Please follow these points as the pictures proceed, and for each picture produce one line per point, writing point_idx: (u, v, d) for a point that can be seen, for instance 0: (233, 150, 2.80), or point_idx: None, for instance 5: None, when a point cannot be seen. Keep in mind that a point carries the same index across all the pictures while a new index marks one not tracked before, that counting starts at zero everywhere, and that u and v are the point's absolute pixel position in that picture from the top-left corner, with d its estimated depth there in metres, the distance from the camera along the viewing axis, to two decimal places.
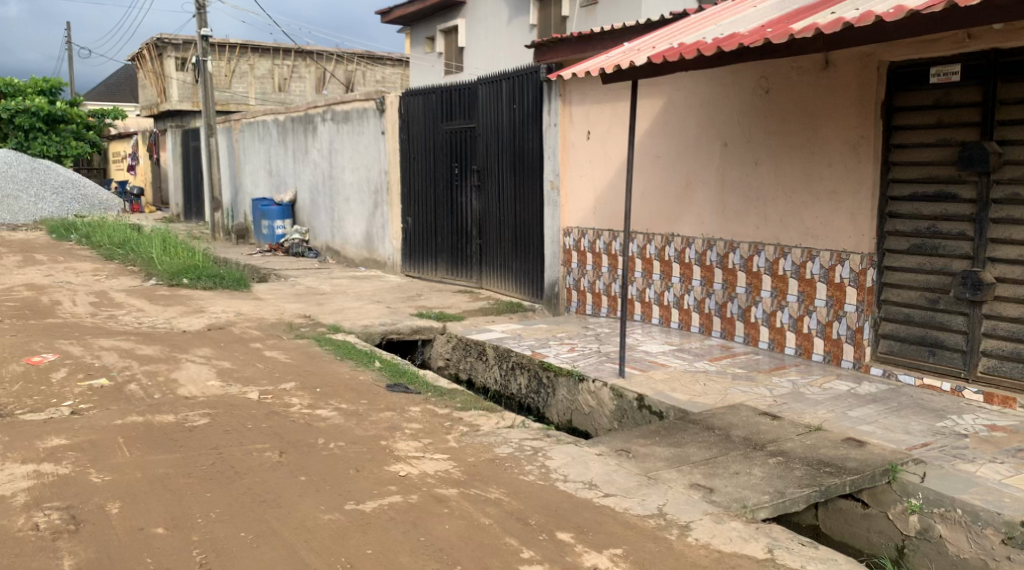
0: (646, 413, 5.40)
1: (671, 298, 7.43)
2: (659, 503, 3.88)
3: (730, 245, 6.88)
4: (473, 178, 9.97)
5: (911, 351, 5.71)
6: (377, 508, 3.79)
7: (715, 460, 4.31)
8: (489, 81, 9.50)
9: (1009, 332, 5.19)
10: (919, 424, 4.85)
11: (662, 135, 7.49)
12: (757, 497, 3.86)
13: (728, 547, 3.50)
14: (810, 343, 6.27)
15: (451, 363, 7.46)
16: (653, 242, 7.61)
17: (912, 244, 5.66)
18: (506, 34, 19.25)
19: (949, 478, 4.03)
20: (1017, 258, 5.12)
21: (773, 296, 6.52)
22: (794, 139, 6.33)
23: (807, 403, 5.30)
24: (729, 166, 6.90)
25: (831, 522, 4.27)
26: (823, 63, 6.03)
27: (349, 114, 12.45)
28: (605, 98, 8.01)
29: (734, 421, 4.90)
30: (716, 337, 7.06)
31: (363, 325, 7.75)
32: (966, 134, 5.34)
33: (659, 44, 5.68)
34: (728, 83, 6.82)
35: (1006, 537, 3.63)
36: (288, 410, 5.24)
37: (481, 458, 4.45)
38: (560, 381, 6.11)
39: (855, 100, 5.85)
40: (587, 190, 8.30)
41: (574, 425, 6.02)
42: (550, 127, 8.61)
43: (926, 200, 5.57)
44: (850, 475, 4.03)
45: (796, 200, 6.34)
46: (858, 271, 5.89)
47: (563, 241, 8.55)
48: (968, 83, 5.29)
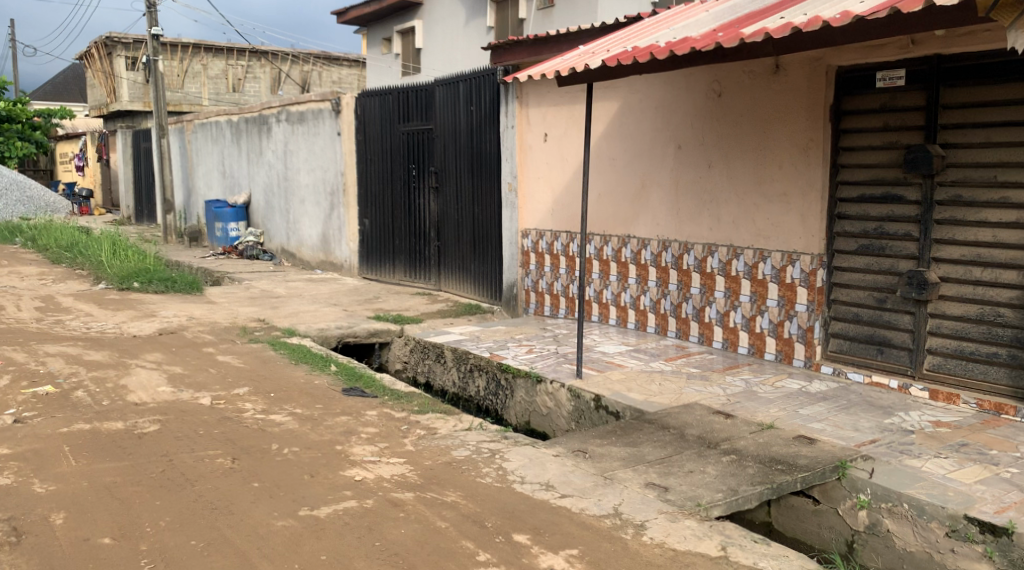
0: (603, 413, 5.44)
1: (628, 298, 7.49)
2: (615, 503, 3.91)
3: (685, 246, 6.96)
4: (430, 180, 9.94)
5: (860, 349, 5.83)
6: (332, 513, 3.77)
7: (670, 459, 4.36)
8: (446, 82, 9.50)
9: (952, 330, 5.32)
10: (867, 421, 4.96)
11: (618, 138, 7.56)
12: (711, 495, 3.91)
13: (681, 545, 3.54)
14: (762, 342, 6.38)
15: (408, 366, 7.43)
16: (610, 243, 7.67)
17: (860, 245, 5.78)
18: (463, 36, 19.24)
19: (896, 474, 4.12)
20: (960, 258, 5.25)
21: (726, 296, 6.62)
22: (746, 142, 6.43)
23: (759, 402, 5.38)
24: (683, 168, 6.98)
25: (784, 519, 4.35)
26: (773, 67, 6.14)
27: (305, 114, 12.34)
28: (561, 100, 8.05)
29: (688, 420, 4.96)
30: (672, 337, 7.14)
31: (319, 328, 7.69)
32: (911, 138, 5.46)
33: (614, 48, 5.73)
34: (682, 87, 6.91)
35: (950, 530, 3.73)
36: (241, 416, 5.18)
37: (437, 461, 4.45)
38: (518, 382, 6.14)
39: (804, 103, 5.96)
40: (545, 191, 8.33)
41: (533, 427, 6.04)
42: (507, 129, 8.63)
43: (873, 202, 5.69)
44: (801, 472, 4.11)
45: (749, 202, 6.44)
46: (808, 271, 6.03)
47: (521, 242, 8.58)
48: (912, 88, 5.41)
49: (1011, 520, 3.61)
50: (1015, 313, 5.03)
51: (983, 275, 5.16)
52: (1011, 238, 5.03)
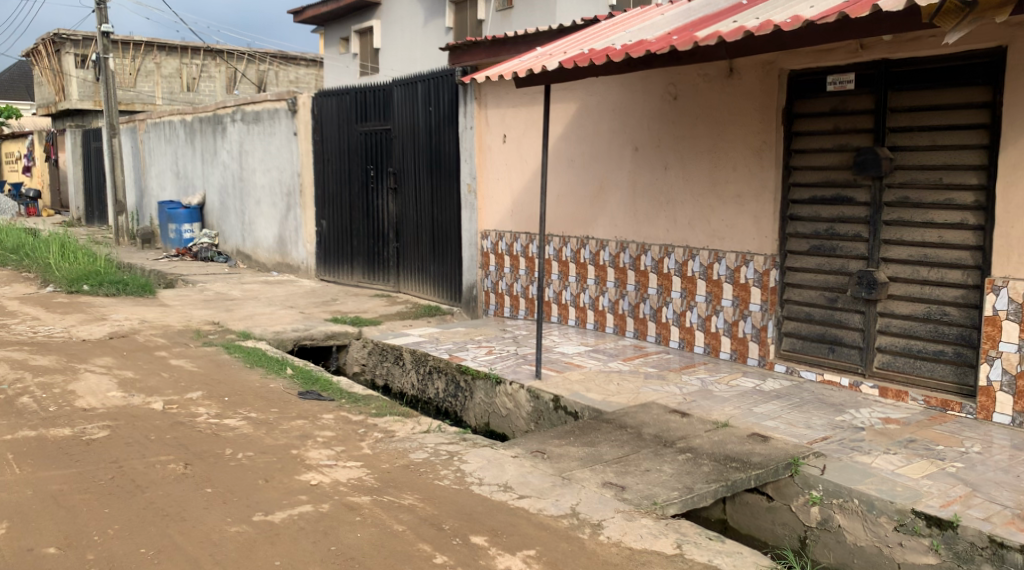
0: (562, 413, 5.47)
1: (587, 299, 7.54)
2: (572, 503, 3.94)
3: (642, 247, 7.02)
4: (388, 180, 9.89)
5: (813, 348, 5.94)
6: (287, 518, 3.74)
7: (627, 458, 4.40)
8: (404, 82, 9.47)
9: (901, 329, 5.44)
10: (820, 418, 5.06)
11: (577, 139, 7.61)
12: (667, 494, 3.95)
13: (638, 544, 3.58)
14: (717, 341, 6.47)
15: (367, 369, 7.39)
16: (569, 245, 7.71)
17: (812, 245, 5.89)
18: (421, 36, 19.19)
19: (847, 470, 4.20)
20: (907, 258, 5.36)
21: (682, 296, 6.69)
22: (701, 145, 6.51)
23: (715, 400, 5.45)
24: (640, 170, 7.04)
25: (739, 516, 4.46)
26: (727, 70, 6.22)
27: (260, 114, 12.21)
28: (520, 101, 8.08)
29: (645, 419, 5.01)
30: (630, 337, 7.19)
31: (275, 331, 7.62)
32: (861, 140, 5.58)
33: (570, 50, 5.76)
34: (639, 89, 6.97)
35: (898, 524, 3.81)
36: (194, 420, 5.11)
37: (395, 464, 4.43)
38: (477, 384, 6.14)
39: (758, 106, 6.06)
40: (504, 192, 8.35)
41: (491, 428, 6.06)
42: (466, 130, 8.63)
43: (825, 204, 5.80)
44: (755, 469, 4.17)
45: (704, 203, 6.52)
46: (762, 272, 6.13)
47: (480, 244, 8.58)
48: (861, 92, 5.53)
49: (956, 514, 3.70)
50: (961, 311, 5.15)
51: (930, 275, 5.28)
52: (956, 238, 5.14)
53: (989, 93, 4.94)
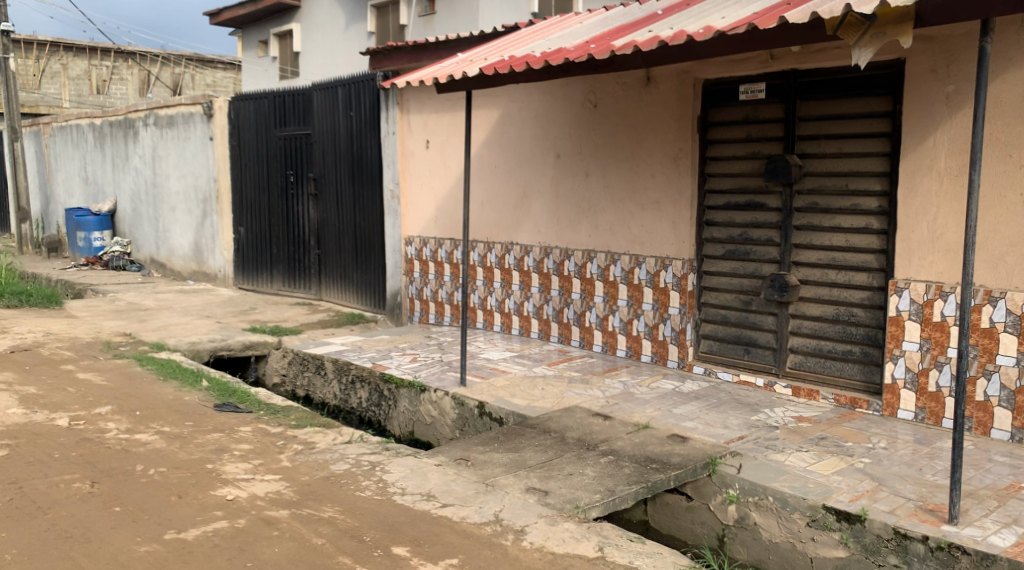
0: (486, 420, 5.47)
1: (512, 304, 7.58)
2: (495, 509, 3.94)
3: (566, 253, 7.10)
4: (309, 186, 9.75)
5: (729, 350, 6.09)
6: (201, 535, 3.65)
7: (550, 463, 4.43)
8: (324, 87, 9.36)
9: (812, 330, 5.62)
10: (736, 418, 5.19)
11: (499, 146, 7.64)
12: (589, 497, 4.00)
13: (559, 548, 3.60)
14: (639, 344, 6.57)
15: (287, 380, 7.27)
16: (493, 250, 7.73)
17: (727, 250, 6.05)
18: (343, 41, 19.01)
19: (761, 468, 4.32)
20: (817, 261, 5.56)
21: (605, 301, 6.78)
22: (621, 151, 6.61)
23: (636, 403, 5.54)
24: (562, 177, 7.11)
25: (660, 516, 4.56)
26: (645, 79, 6.35)
27: (174, 118, 11.89)
28: (442, 107, 8.07)
29: (568, 423, 5.05)
30: (554, 341, 7.25)
31: (190, 342, 7.42)
32: (771, 148, 5.75)
33: (491, 56, 5.77)
34: (560, 96, 7.05)
35: (810, 520, 3.93)
36: (102, 436, 4.94)
37: (315, 476, 4.37)
38: (401, 392, 6.10)
39: (674, 115, 6.20)
40: (427, 199, 8.33)
41: (416, 437, 6.03)
42: (388, 135, 8.57)
43: (738, 209, 5.96)
44: (674, 469, 4.26)
45: (624, 209, 6.62)
46: (680, 276, 6.25)
47: (405, 250, 8.54)
48: (772, 101, 5.70)
49: (864, 508, 3.84)
50: (867, 312, 5.35)
51: (838, 277, 5.47)
52: (862, 242, 5.35)
53: (889, 103, 5.15)
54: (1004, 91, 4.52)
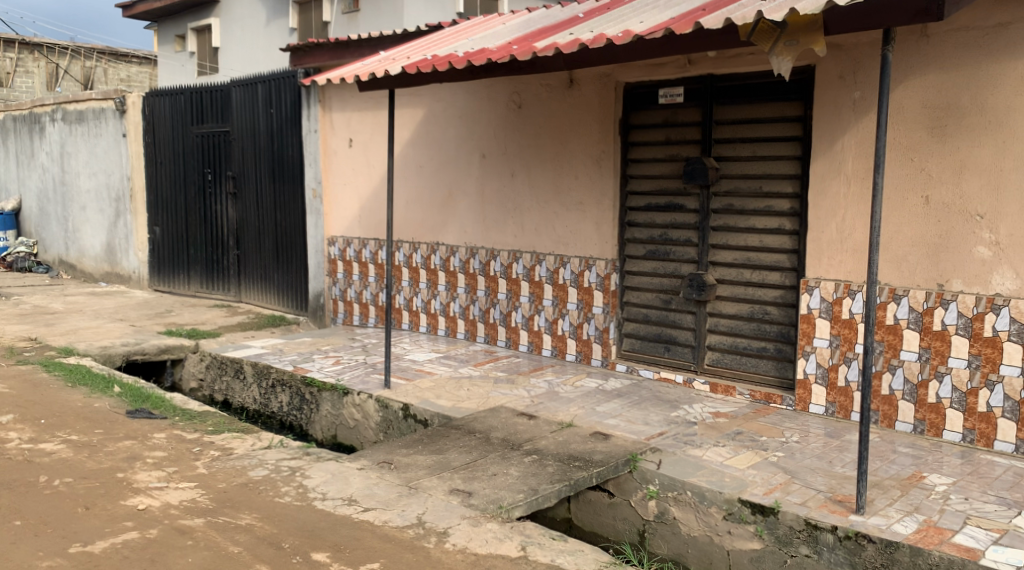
0: (411, 422, 5.44)
1: (438, 305, 7.56)
2: (418, 512, 3.93)
3: (491, 253, 7.12)
4: (228, 185, 9.53)
5: (650, 347, 6.20)
6: (109, 547, 3.54)
7: (474, 464, 4.44)
8: (244, 83, 9.17)
9: (729, 327, 5.77)
10: (656, 415, 5.28)
11: (423, 145, 7.62)
12: (512, 496, 4.02)
13: (482, 549, 3.61)
14: (564, 344, 6.63)
15: (205, 384, 7.10)
16: (418, 251, 7.71)
17: (647, 250, 6.15)
18: (263, 37, 18.64)
19: (680, 464, 4.42)
20: (733, 261, 5.70)
21: (530, 301, 6.82)
22: (545, 152, 6.66)
23: (560, 401, 5.60)
24: (486, 177, 7.13)
25: (583, 513, 4.62)
26: (568, 81, 6.41)
27: (84, 114, 11.49)
28: (365, 105, 8.00)
29: (493, 423, 5.07)
30: (481, 342, 7.26)
31: (101, 346, 7.19)
32: (689, 151, 5.86)
33: (413, 55, 5.74)
34: (484, 97, 7.07)
35: (726, 513, 4.04)
36: (4, 447, 4.74)
37: (232, 483, 4.28)
38: (323, 396, 6.02)
39: (596, 117, 6.28)
40: (350, 198, 8.24)
41: (339, 440, 5.96)
42: (309, 133, 8.44)
43: (658, 210, 6.06)
44: (596, 467, 4.31)
45: (548, 210, 6.67)
46: (603, 276, 6.34)
47: (328, 250, 8.44)
48: (690, 104, 5.82)
49: (777, 500, 3.95)
50: (780, 311, 5.53)
51: (753, 276, 5.63)
52: (775, 242, 5.51)
53: (800, 108, 5.32)
54: (906, 97, 4.71)
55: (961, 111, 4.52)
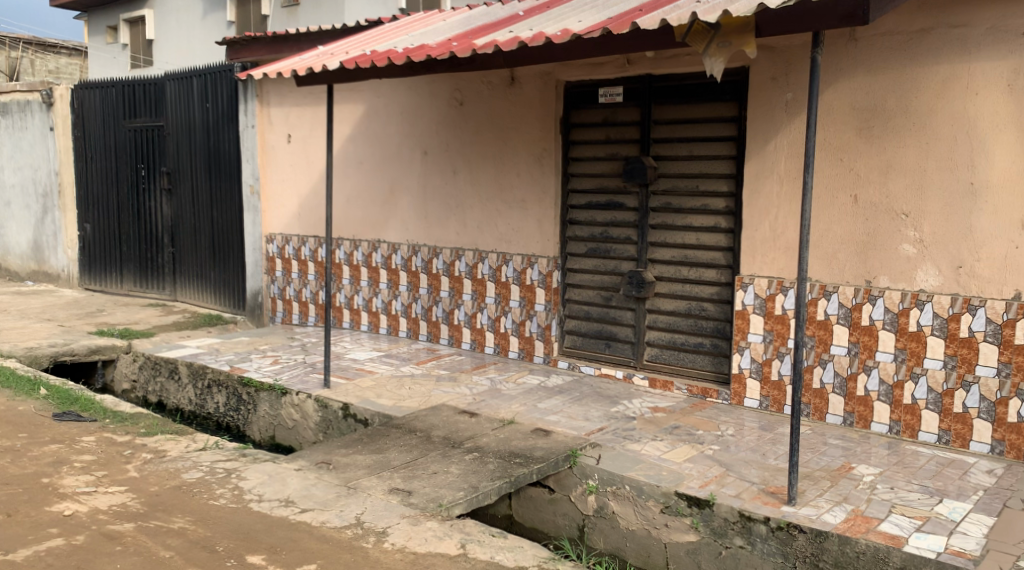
0: (351, 421, 5.39)
1: (380, 303, 7.51)
2: (357, 512, 3.89)
3: (434, 251, 7.09)
4: (162, 181, 9.32)
5: (591, 344, 6.25)
6: (33, 555, 3.44)
7: (414, 462, 4.42)
8: (178, 77, 8.98)
9: (668, 323, 5.85)
10: (597, 410, 5.33)
11: (364, 142, 7.56)
12: (452, 495, 4.01)
13: (422, 547, 3.60)
14: (506, 341, 6.64)
15: (138, 386, 6.94)
16: (359, 249, 7.65)
17: (589, 248, 6.19)
18: (200, 29, 18.25)
19: (619, 458, 4.47)
20: (671, 258, 5.78)
21: (473, 298, 6.82)
22: (486, 150, 6.66)
23: (501, 399, 5.61)
24: (428, 175, 7.10)
25: (524, 509, 4.64)
26: (509, 79, 6.43)
27: (8, 106, 11.13)
28: (304, 100, 7.90)
29: (434, 422, 5.06)
30: (423, 340, 7.24)
31: (28, 347, 6.96)
32: (629, 150, 5.92)
33: (352, 50, 5.67)
34: (426, 94, 7.04)
35: (664, 506, 4.10)
36: None
37: (165, 486, 4.20)
38: (261, 396, 5.93)
39: (538, 115, 6.31)
40: (289, 195, 8.13)
41: (277, 441, 5.89)
42: (247, 128, 8.29)
43: (599, 209, 6.11)
44: (536, 463, 4.33)
45: (490, 207, 6.67)
46: (545, 273, 6.37)
47: (266, 248, 8.31)
48: (629, 104, 5.88)
49: (712, 493, 4.03)
50: (716, 307, 5.63)
51: (690, 274, 5.72)
52: (711, 240, 5.61)
53: (735, 108, 5.42)
54: (835, 99, 4.83)
55: (887, 113, 4.65)
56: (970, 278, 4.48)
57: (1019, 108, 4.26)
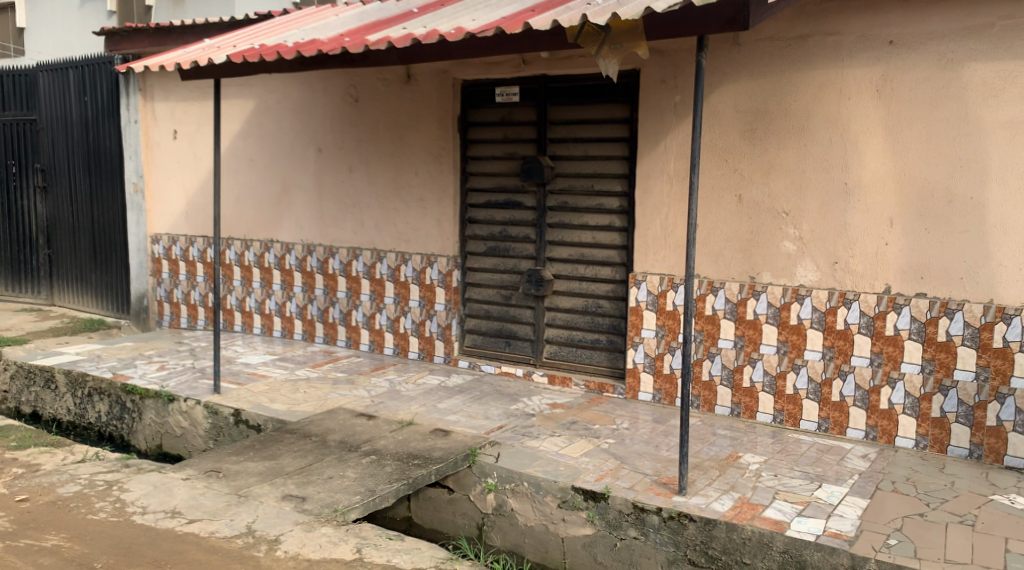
0: (243, 428, 5.24)
1: (273, 305, 7.34)
2: (248, 520, 3.79)
3: (329, 251, 6.98)
4: (36, 179, 8.85)
5: (491, 343, 6.26)
6: None
7: (309, 468, 4.33)
8: (52, 69, 8.54)
9: (566, 321, 5.92)
10: (496, 409, 5.35)
11: (256, 139, 7.36)
12: (348, 499, 3.95)
13: (316, 554, 3.53)
14: (406, 342, 6.59)
15: (11, 396, 6.56)
16: (251, 249, 7.46)
17: (488, 247, 6.20)
18: None
19: (518, 456, 4.49)
20: (568, 257, 5.85)
21: (372, 299, 6.75)
22: (383, 148, 6.59)
23: (401, 400, 5.55)
24: (323, 172, 6.97)
25: (423, 511, 4.61)
26: (405, 76, 6.37)
27: None
28: (191, 95, 7.63)
29: (330, 425, 4.97)
30: (319, 342, 7.10)
31: None
32: (526, 149, 5.96)
33: (239, 44, 5.51)
34: (319, 90, 6.91)
35: (561, 501, 4.14)
36: None
37: (38, 503, 4.00)
38: (146, 404, 5.71)
39: (435, 113, 6.27)
40: (177, 193, 7.84)
41: (165, 450, 5.68)
42: (129, 124, 7.95)
43: (498, 207, 6.13)
44: (435, 464, 4.31)
45: (388, 206, 6.60)
46: (445, 272, 6.34)
47: (152, 248, 8.00)
48: (526, 104, 5.92)
49: (607, 486, 4.09)
50: (612, 304, 5.73)
51: (586, 271, 5.81)
52: (606, 238, 5.71)
53: (627, 110, 5.53)
54: (720, 102, 4.98)
55: (769, 115, 4.82)
56: (845, 273, 4.69)
57: (889, 112, 4.49)
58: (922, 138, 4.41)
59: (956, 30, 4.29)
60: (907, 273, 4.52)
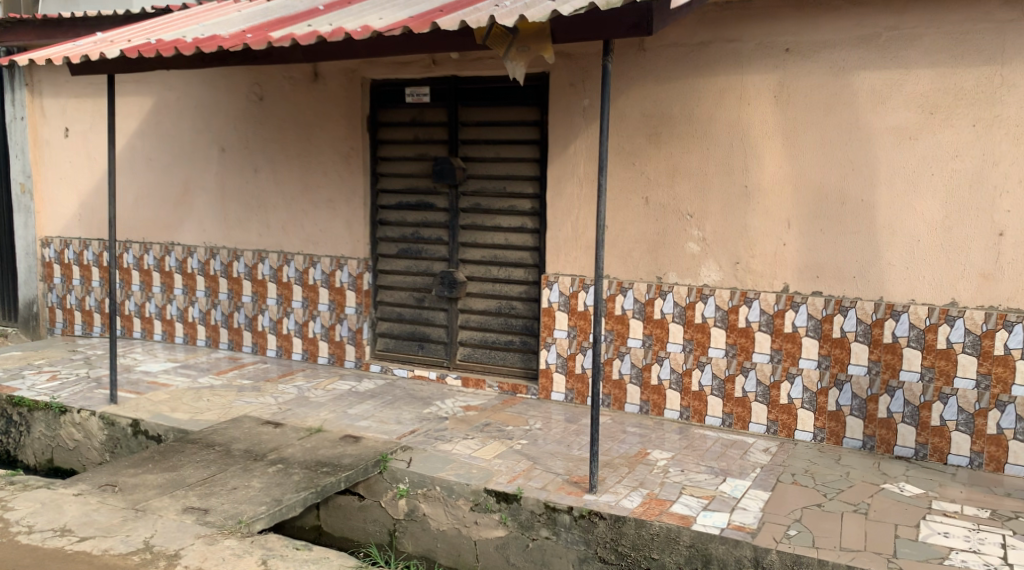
0: (142, 439, 5.04)
1: (175, 310, 7.10)
2: (145, 536, 3.64)
3: (233, 254, 6.80)
4: None
5: (404, 346, 6.19)
6: None
7: (212, 479, 4.19)
8: None
9: (479, 323, 5.90)
10: (408, 413, 5.29)
11: (155, 138, 7.09)
12: (253, 510, 3.83)
13: (218, 567, 3.41)
14: (315, 346, 6.46)
15: None
16: (150, 252, 7.19)
17: (399, 249, 6.13)
18: None
19: (430, 459, 4.45)
20: (480, 259, 5.84)
21: (279, 303, 6.60)
22: (290, 148, 6.44)
23: (310, 406, 5.44)
24: (226, 173, 6.77)
25: (333, 520, 4.51)
26: (313, 75, 6.24)
27: None
28: (84, 91, 7.29)
29: (235, 434, 4.82)
30: (224, 348, 6.91)
31: None
32: (436, 150, 5.91)
33: (135, 39, 5.30)
34: (222, 88, 6.72)
35: (473, 504, 4.11)
36: None
37: None
38: (35, 417, 5.43)
39: (343, 113, 6.16)
40: (68, 195, 7.50)
41: (56, 465, 5.43)
42: (15, 121, 7.54)
43: (409, 209, 6.06)
44: (344, 471, 4.23)
45: (296, 208, 6.46)
46: (355, 275, 6.25)
47: (41, 253, 7.64)
48: (436, 105, 5.87)
49: (519, 487, 4.08)
50: (524, 305, 5.74)
51: (499, 273, 5.81)
52: (519, 240, 5.72)
53: (538, 112, 5.55)
54: (627, 106, 5.05)
55: (674, 120, 4.91)
56: (747, 273, 4.82)
57: (786, 117, 4.63)
58: (819, 142, 4.56)
59: (847, 39, 4.45)
60: (805, 272, 4.67)
